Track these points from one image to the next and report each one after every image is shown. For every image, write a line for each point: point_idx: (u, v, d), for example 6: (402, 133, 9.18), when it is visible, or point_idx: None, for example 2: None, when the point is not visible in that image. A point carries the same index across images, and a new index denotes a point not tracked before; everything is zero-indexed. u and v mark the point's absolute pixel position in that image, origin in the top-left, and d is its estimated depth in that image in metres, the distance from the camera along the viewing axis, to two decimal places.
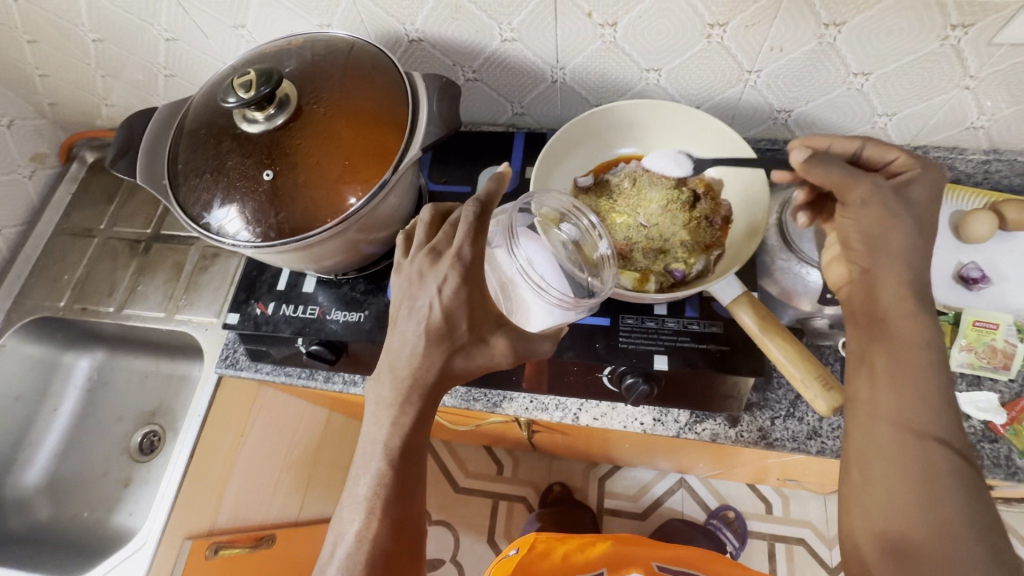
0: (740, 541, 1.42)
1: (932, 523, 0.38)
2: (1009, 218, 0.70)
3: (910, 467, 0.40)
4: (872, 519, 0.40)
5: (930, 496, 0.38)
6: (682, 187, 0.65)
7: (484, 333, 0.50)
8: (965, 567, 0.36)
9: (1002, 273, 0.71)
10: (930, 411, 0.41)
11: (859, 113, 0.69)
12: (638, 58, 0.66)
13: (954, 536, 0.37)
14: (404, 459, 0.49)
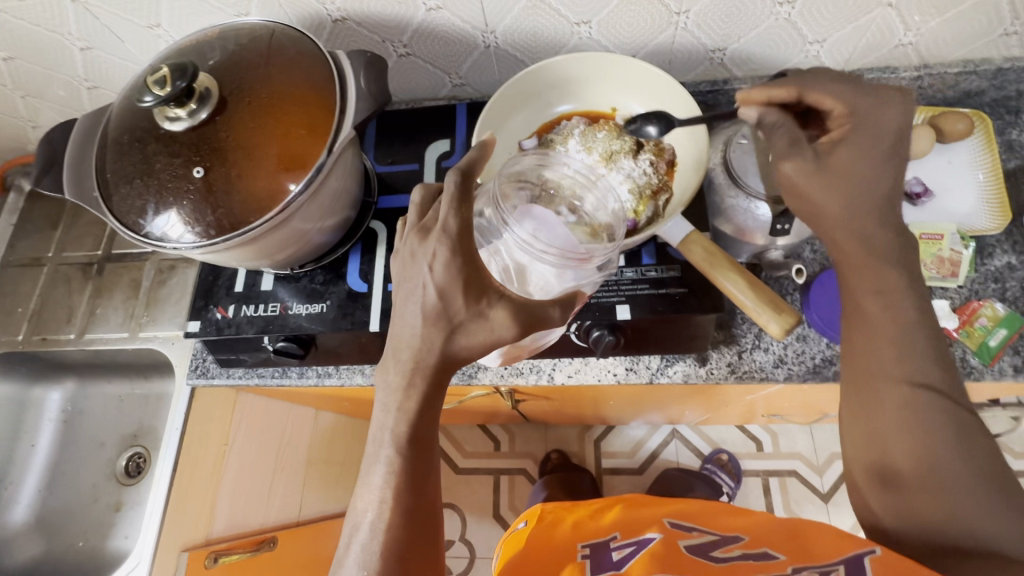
0: (735, 480, 1.47)
1: (920, 450, 0.45)
2: (948, 129, 0.72)
3: (895, 409, 0.47)
4: (872, 459, 0.47)
5: (926, 437, 0.45)
6: (625, 135, 0.64)
7: (483, 307, 0.48)
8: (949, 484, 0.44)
9: (944, 184, 0.73)
10: (910, 356, 0.47)
11: (791, 43, 0.70)
12: (566, 12, 0.65)
13: (937, 461, 0.45)
14: (415, 451, 0.50)
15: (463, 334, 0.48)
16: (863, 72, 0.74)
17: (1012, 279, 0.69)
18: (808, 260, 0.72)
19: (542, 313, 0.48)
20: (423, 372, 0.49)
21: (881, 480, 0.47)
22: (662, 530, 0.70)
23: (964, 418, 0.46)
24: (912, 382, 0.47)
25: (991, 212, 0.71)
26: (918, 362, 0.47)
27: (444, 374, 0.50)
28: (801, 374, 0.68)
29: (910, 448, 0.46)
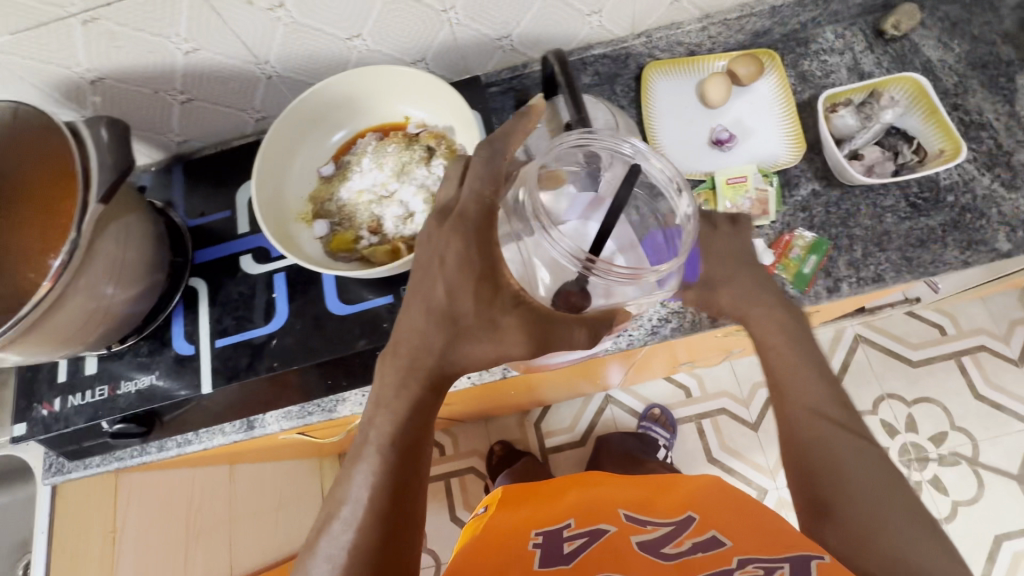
0: (671, 431, 1.52)
1: (844, 476, 0.50)
2: (741, 74, 0.76)
3: (815, 439, 0.52)
4: (806, 491, 0.51)
5: (842, 465, 0.50)
6: (414, 144, 0.63)
7: (494, 316, 0.49)
8: (872, 503, 0.48)
9: (748, 126, 0.77)
10: (825, 391, 0.54)
11: (571, 18, 0.70)
12: (332, 30, 0.64)
13: (860, 486, 0.49)
14: (401, 454, 0.50)
15: (472, 342, 0.50)
16: (651, 32, 0.75)
17: (818, 206, 0.72)
18: None
19: (564, 333, 0.48)
20: (422, 376, 0.51)
21: (817, 511, 0.50)
22: (616, 521, 0.62)
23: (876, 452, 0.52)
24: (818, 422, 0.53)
25: (789, 144, 0.74)
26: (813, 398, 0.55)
27: (442, 379, 0.52)
28: (642, 338, 0.70)
29: (835, 477, 0.50)
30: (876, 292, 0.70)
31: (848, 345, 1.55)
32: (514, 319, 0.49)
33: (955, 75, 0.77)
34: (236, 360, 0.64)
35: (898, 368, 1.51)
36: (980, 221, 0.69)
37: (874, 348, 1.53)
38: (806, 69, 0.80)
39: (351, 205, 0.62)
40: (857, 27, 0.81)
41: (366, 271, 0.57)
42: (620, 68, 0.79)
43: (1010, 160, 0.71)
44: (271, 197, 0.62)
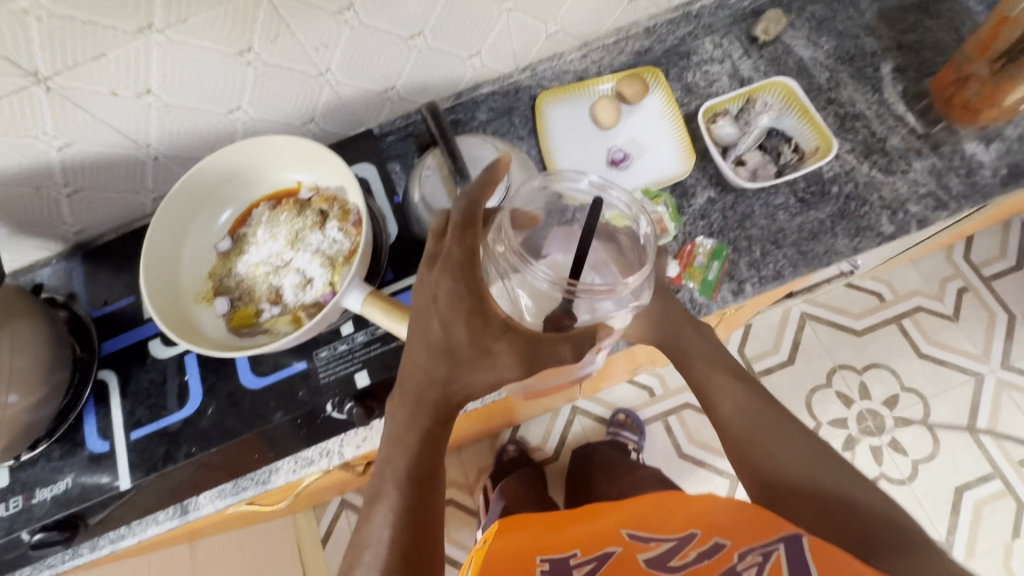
0: (640, 434, 1.51)
1: (788, 451, 0.55)
2: (627, 94, 0.79)
3: (752, 422, 0.58)
4: (761, 479, 0.55)
5: (785, 452, 0.55)
6: (306, 210, 0.64)
7: (486, 344, 0.51)
8: (818, 473, 0.53)
9: (643, 143, 0.79)
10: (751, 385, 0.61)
11: (451, 63, 0.72)
12: (209, 107, 0.64)
13: (801, 457, 0.55)
14: (420, 483, 0.51)
15: (470, 373, 0.52)
16: (535, 65, 0.77)
17: (714, 212, 0.75)
18: None
19: (551, 350, 0.50)
20: (431, 406, 0.53)
21: (774, 496, 0.54)
22: (620, 539, 0.54)
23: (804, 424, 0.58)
24: (755, 418, 0.58)
25: (681, 156, 0.77)
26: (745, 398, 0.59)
27: (446, 410, 0.53)
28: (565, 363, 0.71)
29: (779, 458, 0.55)
30: (778, 288, 0.73)
31: (795, 324, 1.59)
32: (505, 344, 0.50)
33: (826, 70, 0.81)
34: (153, 452, 0.63)
35: (845, 339, 1.56)
36: (864, 208, 0.73)
37: (820, 323, 1.58)
38: (690, 80, 0.83)
39: (250, 279, 0.62)
40: (733, 34, 0.84)
41: (266, 346, 0.57)
42: (513, 101, 0.81)
43: (883, 146, 0.75)
44: (168, 281, 0.62)
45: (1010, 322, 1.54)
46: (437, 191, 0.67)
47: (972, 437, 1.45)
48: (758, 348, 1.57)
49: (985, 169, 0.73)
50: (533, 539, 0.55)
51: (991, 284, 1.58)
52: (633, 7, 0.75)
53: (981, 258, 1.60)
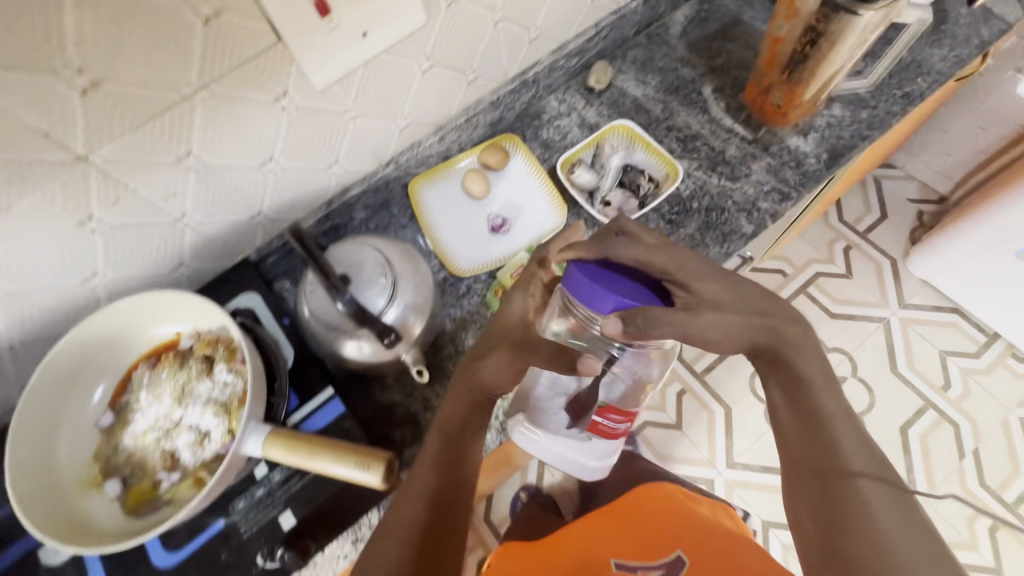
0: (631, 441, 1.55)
1: (860, 523, 0.50)
2: (491, 163, 0.84)
3: (821, 495, 0.53)
4: (825, 543, 0.51)
5: (873, 529, 0.49)
6: (189, 360, 0.61)
7: (500, 344, 0.63)
8: (890, 556, 0.47)
9: (517, 204, 0.83)
10: (835, 446, 0.54)
11: (312, 176, 0.72)
12: (60, 281, 0.60)
13: (879, 543, 0.48)
14: (440, 495, 0.58)
15: (480, 365, 0.62)
16: (398, 157, 0.80)
17: None
18: (452, 329, 0.76)
19: (530, 357, 0.60)
20: (460, 392, 0.63)
21: (833, 564, 0.50)
22: None
23: (898, 494, 0.51)
24: (848, 478, 0.52)
25: (553, 208, 0.81)
26: (844, 455, 0.54)
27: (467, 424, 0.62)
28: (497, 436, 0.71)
29: (859, 532, 0.50)
30: None
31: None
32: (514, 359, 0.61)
33: (659, 103, 0.89)
34: None
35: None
36: (723, 216, 0.80)
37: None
38: (546, 137, 0.89)
39: (142, 449, 0.58)
40: (573, 89, 0.92)
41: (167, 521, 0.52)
42: (386, 194, 0.83)
43: (724, 157, 0.84)
44: (44, 480, 0.55)
45: (895, 267, 1.70)
46: (325, 303, 0.66)
47: (898, 378, 1.57)
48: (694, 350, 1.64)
49: (810, 158, 0.82)
50: None
51: (870, 237, 1.75)
52: (474, 86, 0.80)
53: (854, 217, 1.77)
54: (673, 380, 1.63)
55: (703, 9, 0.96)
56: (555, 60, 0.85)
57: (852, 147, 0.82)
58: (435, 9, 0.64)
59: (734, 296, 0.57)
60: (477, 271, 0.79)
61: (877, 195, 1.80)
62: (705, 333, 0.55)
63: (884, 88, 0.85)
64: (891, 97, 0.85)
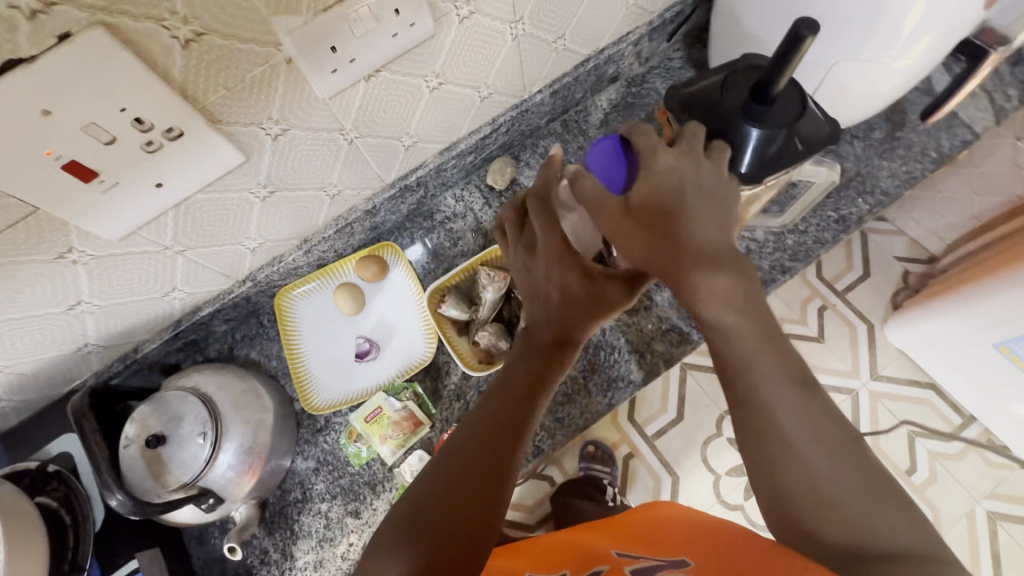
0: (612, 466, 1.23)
1: (792, 449, 0.42)
2: (365, 277, 0.76)
3: (751, 428, 0.44)
4: (773, 497, 0.43)
5: (797, 451, 0.42)
6: None
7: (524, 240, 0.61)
8: (822, 480, 0.41)
9: (393, 324, 0.77)
10: (765, 356, 0.45)
11: (147, 305, 0.65)
12: None
13: (813, 459, 0.42)
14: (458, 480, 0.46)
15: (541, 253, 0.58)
16: (257, 274, 0.72)
17: (471, 389, 0.73)
18: (303, 470, 0.71)
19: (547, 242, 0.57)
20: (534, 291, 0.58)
21: (779, 509, 0.43)
22: (608, 559, 0.53)
23: (814, 401, 0.44)
24: (771, 417, 0.43)
25: (426, 337, 0.75)
26: (755, 359, 0.45)
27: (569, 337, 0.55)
28: None
29: (792, 474, 0.42)
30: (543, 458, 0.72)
31: (675, 377, 1.32)
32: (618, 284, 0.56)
33: None
34: None
35: None
36: (611, 356, 0.72)
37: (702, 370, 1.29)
38: (435, 242, 0.82)
39: None
40: (473, 184, 0.83)
41: None
42: (252, 307, 0.76)
43: None
44: None
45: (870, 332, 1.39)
46: (136, 464, 0.59)
47: None
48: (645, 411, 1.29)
49: None
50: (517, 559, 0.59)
51: (847, 297, 1.39)
52: (340, 199, 0.71)
53: (832, 273, 1.41)
54: (621, 442, 1.28)
55: (631, 92, 0.86)
56: (443, 161, 0.76)
57: (769, 282, 0.72)
58: (257, 145, 0.56)
59: (679, 200, 0.46)
60: (340, 405, 0.73)
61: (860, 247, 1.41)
62: (644, 210, 0.47)
63: (817, 208, 0.75)
64: (823, 221, 0.74)
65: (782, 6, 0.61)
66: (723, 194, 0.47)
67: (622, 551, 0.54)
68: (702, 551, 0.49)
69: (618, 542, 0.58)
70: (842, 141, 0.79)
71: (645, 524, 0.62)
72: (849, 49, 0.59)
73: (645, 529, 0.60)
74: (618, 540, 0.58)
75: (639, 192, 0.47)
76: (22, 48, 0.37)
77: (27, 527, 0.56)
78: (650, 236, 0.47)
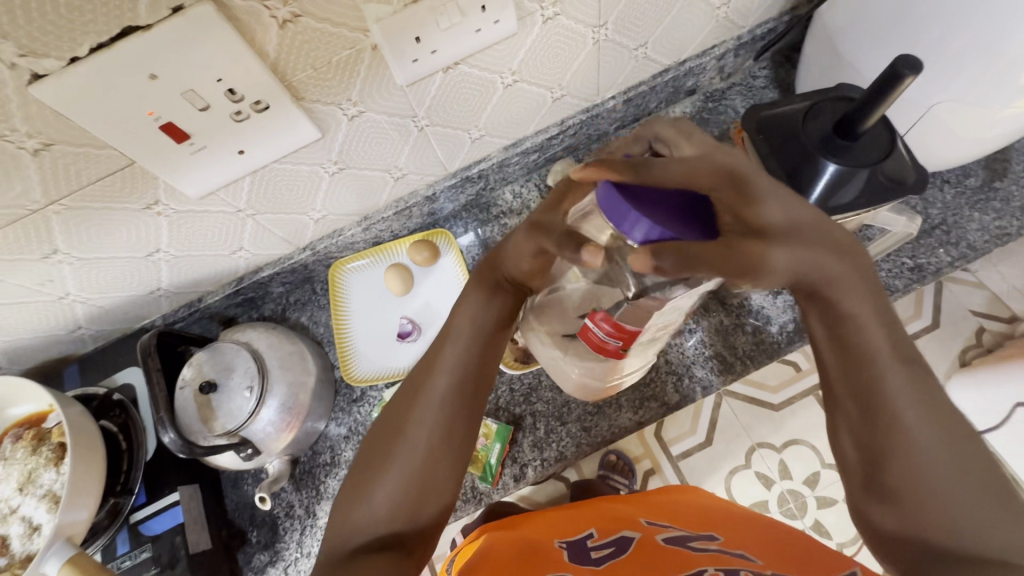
0: (632, 478, 1.18)
1: (905, 440, 0.41)
2: (417, 261, 0.79)
3: (861, 416, 0.43)
4: (869, 478, 0.42)
5: (909, 443, 0.40)
6: (41, 446, 0.62)
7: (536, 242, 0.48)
8: (935, 475, 0.40)
9: (436, 310, 0.80)
10: (886, 341, 0.42)
11: (215, 259, 0.70)
12: None
13: (925, 453, 0.40)
14: (442, 443, 0.47)
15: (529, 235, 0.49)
16: (316, 244, 0.75)
17: (503, 384, 0.73)
18: (335, 435, 0.75)
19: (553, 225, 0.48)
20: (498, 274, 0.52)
21: (876, 494, 0.42)
22: (640, 529, 0.53)
23: (933, 395, 0.41)
24: (891, 414, 0.41)
25: None
26: (875, 345, 0.42)
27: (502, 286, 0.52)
28: None
29: (901, 469, 0.41)
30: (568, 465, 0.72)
31: (708, 401, 1.26)
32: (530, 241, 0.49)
33: None
34: None
35: (767, 415, 1.19)
36: (651, 373, 0.71)
37: (738, 395, 1.21)
38: (487, 235, 0.83)
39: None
40: (531, 182, 0.84)
41: None
42: (307, 274, 0.80)
43: None
44: None
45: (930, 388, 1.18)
46: (188, 405, 0.63)
47: None
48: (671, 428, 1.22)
49: (773, 324, 0.70)
50: (552, 521, 0.60)
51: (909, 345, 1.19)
52: (403, 182, 0.73)
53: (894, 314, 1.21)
54: (644, 457, 1.22)
55: (707, 106, 0.83)
56: (506, 157, 0.77)
57: None
58: (333, 122, 0.58)
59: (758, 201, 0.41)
60: (377, 380, 0.77)
61: (931, 293, 1.21)
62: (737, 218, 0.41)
63: (893, 251, 0.70)
64: (897, 266, 0.70)
65: (887, 37, 0.57)
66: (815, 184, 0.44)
67: (651, 521, 0.56)
68: (731, 531, 0.52)
69: (645, 513, 0.60)
70: (932, 185, 0.74)
71: (669, 505, 0.63)
72: (954, 91, 0.56)
73: (677, 508, 0.62)
74: (644, 512, 0.61)
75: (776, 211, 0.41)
76: (141, 17, 0.40)
77: (92, 443, 0.62)
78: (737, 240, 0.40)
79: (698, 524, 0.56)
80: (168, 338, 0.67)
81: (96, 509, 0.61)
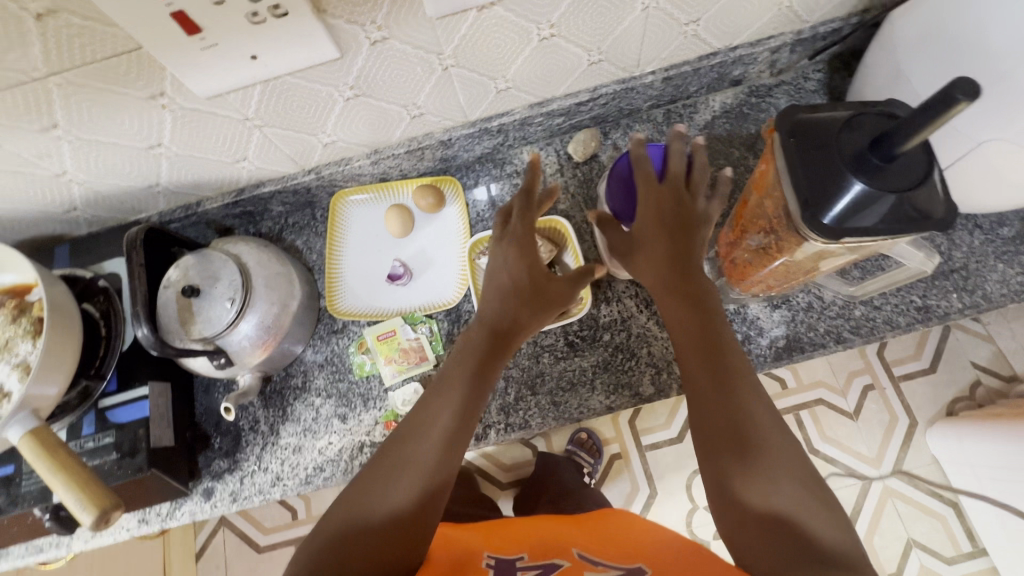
0: (596, 457, 1.19)
1: (754, 455, 0.45)
2: (420, 206, 0.77)
3: (724, 437, 0.47)
4: (733, 504, 0.44)
5: (754, 457, 0.45)
6: (20, 317, 0.63)
7: (516, 261, 0.60)
8: (779, 487, 0.43)
9: (430, 258, 0.79)
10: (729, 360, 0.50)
11: (216, 165, 0.68)
12: None
13: (768, 465, 0.44)
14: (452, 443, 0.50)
15: (523, 258, 0.60)
16: (322, 168, 0.74)
17: None
18: (310, 361, 0.75)
19: (526, 247, 0.60)
20: (505, 294, 0.60)
21: (747, 520, 0.43)
22: (568, 559, 0.53)
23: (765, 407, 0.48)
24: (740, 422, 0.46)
25: (457, 282, 0.77)
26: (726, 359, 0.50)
27: (510, 333, 0.58)
28: (295, 489, 0.71)
29: (754, 486, 0.44)
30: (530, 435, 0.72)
31: None
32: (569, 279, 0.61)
33: None
34: None
35: None
36: (630, 362, 0.70)
37: None
38: (497, 192, 0.81)
39: None
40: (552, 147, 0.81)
41: None
42: (309, 197, 0.78)
43: None
44: None
45: (911, 431, 1.17)
46: (169, 304, 0.63)
47: None
48: (646, 419, 1.23)
49: (764, 337, 0.69)
50: (482, 538, 0.61)
51: (900, 384, 1.18)
52: (420, 121, 0.70)
53: (892, 352, 1.19)
54: (613, 440, 1.23)
55: (750, 101, 0.79)
56: (530, 115, 0.73)
57: (818, 348, 0.68)
58: (355, 43, 0.56)
59: (667, 220, 0.57)
60: (361, 316, 0.77)
61: (935, 336, 1.19)
62: (655, 227, 0.57)
63: (904, 287, 0.68)
64: (902, 303, 0.68)
65: (953, 61, 0.53)
66: (701, 220, 0.57)
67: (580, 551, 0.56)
68: (659, 561, 0.52)
69: (586, 542, 0.58)
70: (963, 227, 0.71)
71: (616, 534, 0.61)
72: (1012, 132, 0.52)
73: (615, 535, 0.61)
74: (579, 538, 0.60)
75: (641, 225, 0.58)
76: None
77: (70, 323, 0.63)
78: (650, 245, 0.57)
79: (629, 555, 0.55)
80: (154, 236, 0.66)
81: (65, 388, 0.62)
